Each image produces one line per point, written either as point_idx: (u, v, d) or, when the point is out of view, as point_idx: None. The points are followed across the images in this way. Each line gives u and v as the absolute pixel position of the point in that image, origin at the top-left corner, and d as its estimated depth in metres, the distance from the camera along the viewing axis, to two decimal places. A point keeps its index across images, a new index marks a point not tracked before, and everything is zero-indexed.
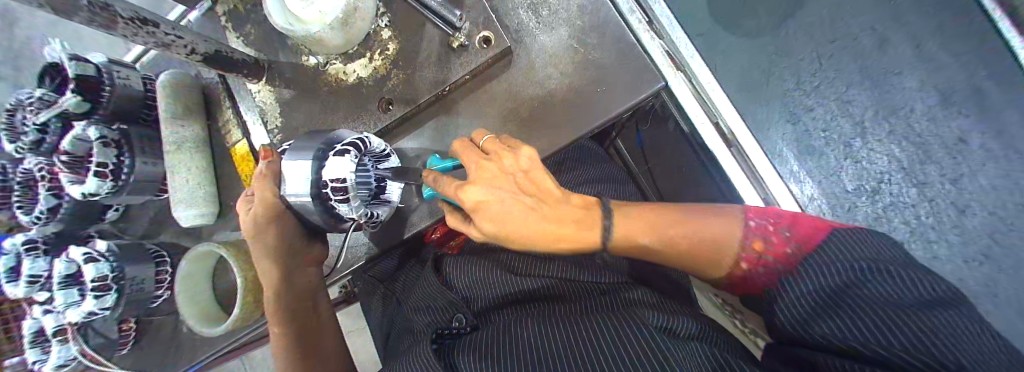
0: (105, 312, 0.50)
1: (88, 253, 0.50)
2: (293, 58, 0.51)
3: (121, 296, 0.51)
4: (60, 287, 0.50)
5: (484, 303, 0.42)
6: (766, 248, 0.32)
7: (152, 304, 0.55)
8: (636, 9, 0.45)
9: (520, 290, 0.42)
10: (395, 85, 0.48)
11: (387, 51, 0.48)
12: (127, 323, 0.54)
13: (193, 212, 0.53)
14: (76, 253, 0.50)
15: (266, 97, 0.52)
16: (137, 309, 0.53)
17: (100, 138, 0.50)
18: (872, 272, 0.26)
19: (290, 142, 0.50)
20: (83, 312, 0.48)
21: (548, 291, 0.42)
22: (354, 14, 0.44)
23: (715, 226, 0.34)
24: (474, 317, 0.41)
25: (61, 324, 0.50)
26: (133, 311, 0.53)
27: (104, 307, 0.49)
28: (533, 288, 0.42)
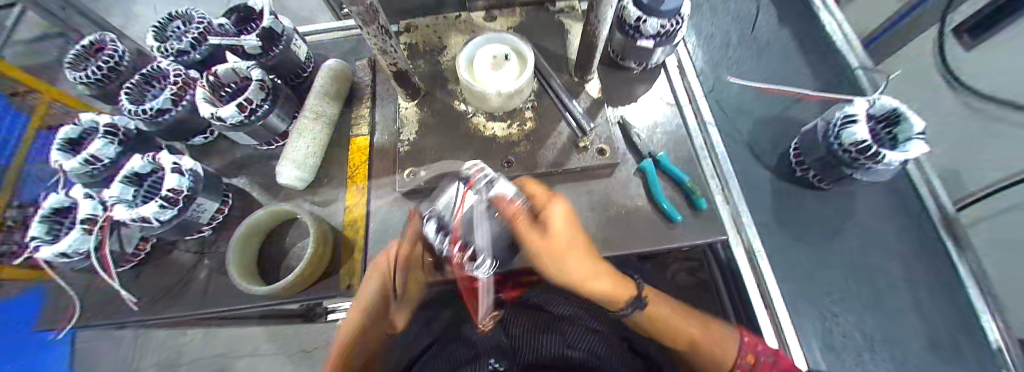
0: (154, 224, 0.48)
1: (177, 165, 0.50)
2: (447, 99, 0.63)
3: (176, 216, 0.49)
4: (122, 181, 0.50)
5: (529, 357, 0.42)
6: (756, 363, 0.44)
7: (187, 236, 0.55)
8: (715, 177, 0.59)
9: (565, 356, 0.42)
10: (520, 150, 0.59)
11: (525, 125, 0.61)
12: (143, 243, 0.56)
13: (297, 174, 0.56)
14: (164, 161, 0.50)
15: (409, 114, 0.62)
16: (175, 235, 0.53)
17: (260, 80, 0.56)
18: None
19: (417, 155, 0.59)
20: (137, 215, 0.46)
21: (593, 364, 0.42)
22: (518, 93, 0.58)
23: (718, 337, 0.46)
24: (519, 366, 0.41)
25: (94, 215, 0.49)
26: (171, 234, 0.53)
27: (161, 219, 0.48)
28: (578, 357, 0.42)
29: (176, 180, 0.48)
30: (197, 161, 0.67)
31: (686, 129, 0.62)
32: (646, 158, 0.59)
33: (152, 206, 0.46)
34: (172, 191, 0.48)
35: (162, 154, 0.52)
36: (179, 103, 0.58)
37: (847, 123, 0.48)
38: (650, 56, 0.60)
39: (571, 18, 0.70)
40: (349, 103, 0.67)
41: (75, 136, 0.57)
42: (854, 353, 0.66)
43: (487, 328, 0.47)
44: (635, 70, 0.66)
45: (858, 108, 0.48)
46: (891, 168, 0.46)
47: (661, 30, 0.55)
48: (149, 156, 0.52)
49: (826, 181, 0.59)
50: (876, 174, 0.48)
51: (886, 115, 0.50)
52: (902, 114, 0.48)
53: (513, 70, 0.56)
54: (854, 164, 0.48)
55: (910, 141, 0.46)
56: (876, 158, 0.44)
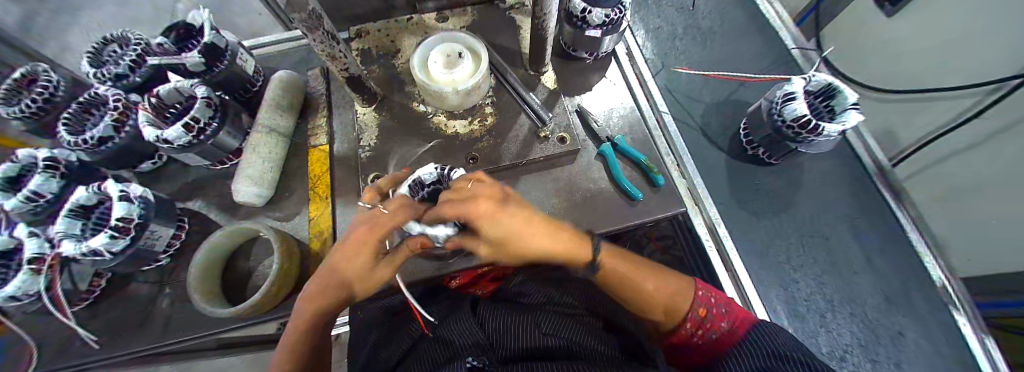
0: (106, 256, 0.45)
1: (125, 192, 0.48)
2: (406, 102, 0.63)
3: (129, 246, 0.47)
4: (66, 216, 0.47)
5: (506, 352, 0.42)
6: (707, 315, 0.41)
7: (143, 267, 0.53)
8: (671, 154, 0.62)
9: (541, 345, 0.42)
10: (483, 145, 0.60)
11: (485, 121, 0.62)
12: (99, 278, 0.53)
13: (255, 190, 0.55)
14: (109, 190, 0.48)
15: (368, 119, 0.62)
16: (130, 266, 0.51)
17: (206, 98, 0.54)
18: (754, 341, 0.36)
19: (380, 160, 0.58)
20: (86, 249, 0.44)
21: (569, 350, 0.41)
22: (475, 89, 0.59)
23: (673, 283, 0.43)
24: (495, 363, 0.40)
25: (42, 253, 0.46)
26: (124, 267, 0.50)
27: (113, 251, 0.45)
28: (553, 346, 0.42)
29: (125, 207, 0.46)
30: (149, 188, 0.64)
31: (640, 112, 0.65)
32: (605, 142, 0.60)
33: (101, 238, 0.44)
34: (121, 220, 0.46)
35: (107, 183, 0.49)
36: (122, 129, 0.55)
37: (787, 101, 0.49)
38: (598, 44, 0.62)
39: (522, 14, 0.71)
40: (306, 114, 0.66)
41: (15, 173, 0.54)
42: (816, 307, 0.70)
43: (463, 327, 0.46)
44: (587, 58, 0.68)
45: (796, 86, 0.50)
46: (831, 139, 0.47)
47: (604, 19, 0.57)
48: (94, 186, 0.50)
49: (776, 159, 0.60)
50: (820, 146, 0.49)
51: (823, 90, 0.52)
52: (837, 88, 0.50)
53: (466, 67, 0.57)
54: (797, 139, 0.49)
55: (847, 112, 0.47)
56: (818, 129, 0.46)
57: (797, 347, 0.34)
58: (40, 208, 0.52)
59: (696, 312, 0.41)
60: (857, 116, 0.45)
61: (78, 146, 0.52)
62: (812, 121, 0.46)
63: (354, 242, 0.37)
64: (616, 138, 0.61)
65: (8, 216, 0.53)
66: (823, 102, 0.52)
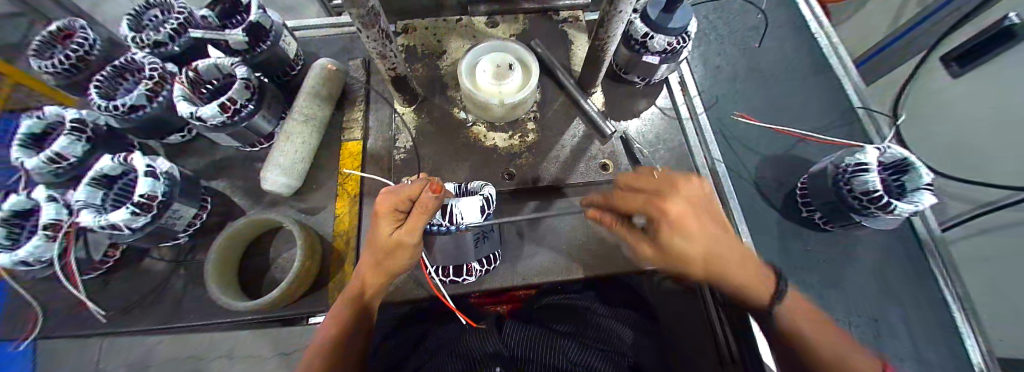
0: (125, 231, 0.43)
1: (151, 167, 0.46)
2: (446, 107, 0.61)
3: (148, 223, 0.45)
4: (88, 183, 0.45)
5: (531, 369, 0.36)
6: None
7: (160, 244, 0.51)
8: (717, 196, 0.58)
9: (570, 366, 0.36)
10: (522, 162, 0.57)
11: (527, 137, 0.59)
12: (114, 249, 0.51)
13: (284, 181, 0.53)
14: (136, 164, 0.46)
15: (407, 120, 0.59)
16: (148, 243, 0.49)
17: (246, 79, 0.52)
18: None
19: (414, 165, 0.56)
20: (104, 222, 0.42)
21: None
22: (522, 104, 0.56)
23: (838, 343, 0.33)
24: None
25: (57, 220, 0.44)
26: (142, 243, 0.49)
27: (132, 226, 0.43)
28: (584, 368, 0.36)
29: (149, 184, 0.44)
30: (173, 161, 0.63)
31: (686, 147, 0.62)
32: None
33: (122, 213, 0.42)
34: (145, 196, 0.44)
35: (134, 156, 0.47)
36: (155, 99, 0.53)
37: (858, 170, 0.48)
38: (654, 71, 0.59)
39: (575, 28, 0.68)
40: (342, 104, 0.64)
41: (39, 130, 0.52)
42: None
43: (483, 338, 0.41)
44: (637, 83, 0.64)
45: (869, 156, 0.48)
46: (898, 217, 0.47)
47: (666, 47, 0.54)
48: (120, 156, 0.48)
49: (832, 224, 0.58)
50: (885, 222, 0.50)
51: (896, 163, 0.50)
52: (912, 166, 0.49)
53: (516, 80, 0.54)
54: (862, 211, 0.49)
55: (919, 192, 0.46)
56: (888, 207, 0.45)
57: None
58: (62, 171, 0.50)
59: None
60: (930, 199, 0.45)
61: (109, 112, 0.50)
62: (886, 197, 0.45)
63: (377, 210, 0.38)
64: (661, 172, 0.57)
65: (30, 175, 0.51)
66: (892, 174, 0.51)
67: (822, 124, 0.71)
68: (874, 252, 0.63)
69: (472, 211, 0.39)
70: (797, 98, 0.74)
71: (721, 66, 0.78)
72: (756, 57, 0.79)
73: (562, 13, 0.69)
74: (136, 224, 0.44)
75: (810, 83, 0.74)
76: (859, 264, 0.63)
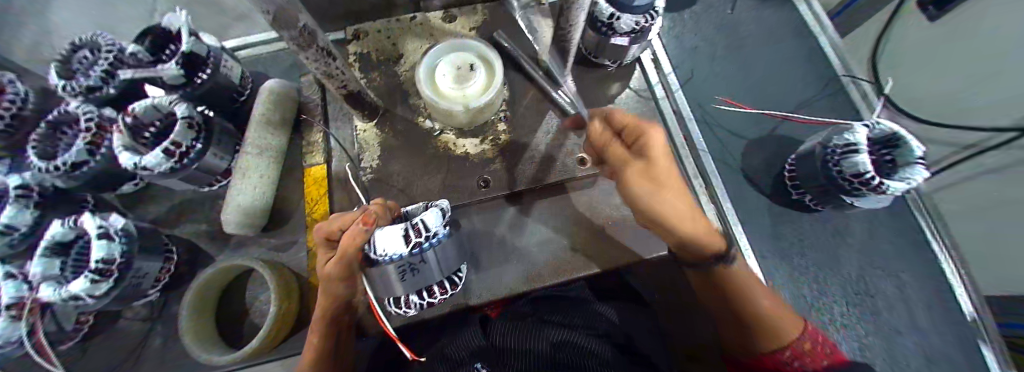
0: (89, 301, 0.41)
1: (104, 227, 0.43)
2: (409, 117, 0.57)
3: (113, 288, 0.42)
4: (42, 254, 0.42)
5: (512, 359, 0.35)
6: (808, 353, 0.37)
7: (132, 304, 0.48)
8: (700, 177, 0.57)
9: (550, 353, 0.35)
10: (497, 167, 0.55)
11: (499, 139, 0.56)
12: (86, 315, 0.49)
13: (245, 220, 0.50)
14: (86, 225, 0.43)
15: (369, 137, 0.56)
16: (118, 305, 0.47)
17: (188, 117, 0.48)
18: None
19: (385, 185, 0.53)
20: (65, 295, 0.39)
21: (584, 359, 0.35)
22: (488, 105, 0.53)
23: (767, 305, 0.40)
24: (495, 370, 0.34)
25: (20, 296, 0.42)
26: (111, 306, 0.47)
27: (95, 295, 0.40)
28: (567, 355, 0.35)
29: (104, 247, 0.41)
30: (133, 209, 0.59)
31: (666, 129, 0.59)
32: None
33: (80, 283, 0.39)
34: (103, 261, 0.41)
35: (84, 217, 0.44)
36: (96, 152, 0.50)
37: (848, 152, 0.47)
38: (624, 52, 0.56)
39: (538, 14, 0.63)
40: (300, 128, 0.60)
41: None
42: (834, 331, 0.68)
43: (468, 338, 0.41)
44: (609, 66, 0.61)
45: (859, 135, 0.47)
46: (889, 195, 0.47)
47: (634, 26, 0.50)
48: (69, 219, 0.45)
49: (825, 206, 0.57)
50: (876, 201, 0.49)
51: (888, 139, 0.50)
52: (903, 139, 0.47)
53: (478, 81, 0.51)
54: (854, 192, 0.48)
55: (914, 166, 0.46)
56: (881, 188, 0.45)
57: None
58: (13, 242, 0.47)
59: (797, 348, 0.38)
60: (924, 174, 0.45)
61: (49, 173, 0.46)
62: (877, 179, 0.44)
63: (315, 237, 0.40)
64: None
65: None
66: (887, 151, 0.50)
67: (804, 84, 0.69)
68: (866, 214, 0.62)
69: (393, 241, 0.34)
70: (777, 60, 0.71)
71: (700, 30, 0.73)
72: (733, 19, 0.75)
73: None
74: (98, 291, 0.41)
75: (787, 43, 0.72)
76: (848, 226, 0.62)
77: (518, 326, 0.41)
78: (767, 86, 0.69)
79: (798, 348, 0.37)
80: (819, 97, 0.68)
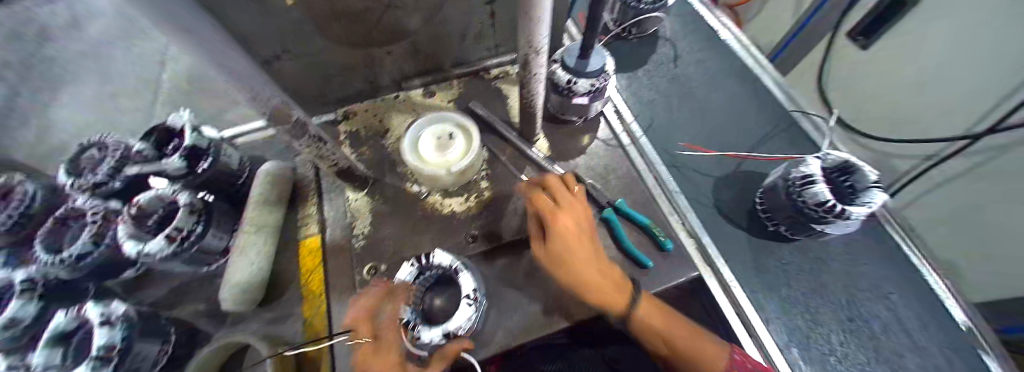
0: None
1: (107, 314, 0.45)
2: (398, 184, 0.61)
3: None
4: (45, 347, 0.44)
5: None
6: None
7: None
8: (673, 213, 0.60)
9: None
10: (483, 222, 0.58)
11: (482, 196, 0.60)
12: None
13: (240, 296, 0.51)
14: (91, 313, 0.45)
15: (360, 205, 0.60)
16: None
17: (189, 204, 0.53)
18: None
19: (376, 250, 0.56)
20: None
21: None
22: (470, 167, 0.58)
23: (708, 346, 0.44)
24: None
25: None
26: None
27: None
28: None
29: (106, 335, 0.44)
30: (130, 296, 0.60)
31: (636, 172, 0.64)
32: (606, 208, 0.58)
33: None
34: (104, 349, 0.43)
35: (88, 306, 0.46)
36: (102, 243, 0.54)
37: (808, 182, 0.52)
38: (587, 109, 0.63)
39: (509, 82, 0.71)
40: (296, 202, 0.64)
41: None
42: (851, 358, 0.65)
43: None
44: (576, 122, 0.67)
45: (813, 168, 0.53)
46: (856, 221, 0.49)
47: (590, 88, 0.58)
48: (73, 309, 0.47)
49: (798, 235, 0.59)
50: (845, 227, 0.51)
51: (841, 166, 0.55)
52: (856, 167, 0.53)
53: (458, 148, 0.57)
54: (822, 220, 0.51)
55: (871, 190, 0.50)
56: (844, 214, 0.48)
57: None
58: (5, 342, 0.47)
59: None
60: (882, 197, 0.49)
61: (56, 267, 0.51)
62: (837, 205, 0.48)
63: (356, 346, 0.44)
64: (616, 203, 0.59)
65: None
66: (843, 176, 0.55)
67: (755, 121, 0.76)
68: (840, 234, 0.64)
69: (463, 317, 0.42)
70: (728, 101, 0.79)
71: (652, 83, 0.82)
72: (684, 69, 0.84)
73: (493, 70, 0.72)
74: None
75: (733, 86, 0.80)
76: (827, 246, 0.64)
77: None
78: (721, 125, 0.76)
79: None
80: (769, 132, 0.75)
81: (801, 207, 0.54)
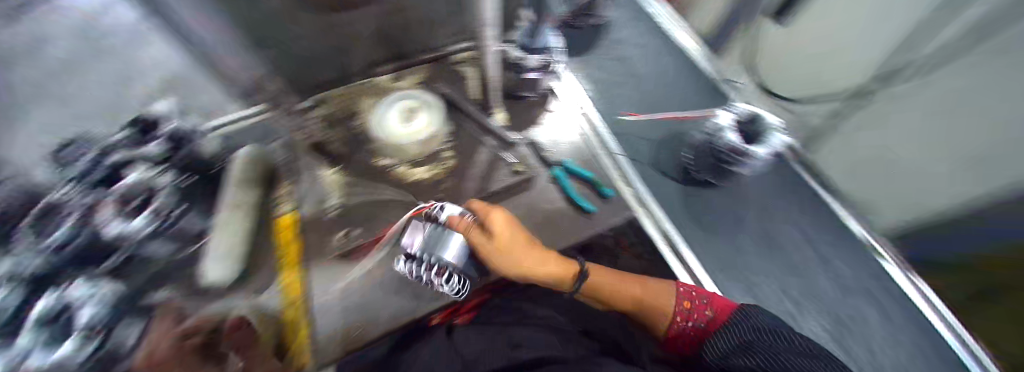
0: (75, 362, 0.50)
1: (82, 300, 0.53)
2: (369, 159, 0.67)
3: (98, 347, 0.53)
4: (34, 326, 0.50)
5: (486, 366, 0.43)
6: (691, 307, 0.58)
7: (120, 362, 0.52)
8: (617, 168, 0.67)
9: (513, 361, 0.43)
10: (446, 187, 0.65)
11: (445, 164, 0.66)
12: None
13: (225, 267, 0.57)
14: (67, 296, 0.53)
15: (333, 179, 0.66)
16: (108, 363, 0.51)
17: None
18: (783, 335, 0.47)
19: (350, 217, 0.62)
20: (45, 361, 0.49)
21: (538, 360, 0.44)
22: (432, 138, 0.65)
23: (658, 294, 0.60)
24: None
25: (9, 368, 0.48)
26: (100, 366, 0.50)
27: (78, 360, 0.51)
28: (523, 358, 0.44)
29: (91, 316, 0.53)
30: None
31: (585, 136, 0.71)
32: (555, 167, 0.66)
33: (71, 345, 0.51)
34: (89, 329, 0.52)
35: (70, 286, 0.54)
36: (82, 229, 0.56)
37: (720, 132, 0.59)
38: (538, 83, 0.70)
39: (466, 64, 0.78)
40: (272, 183, 0.68)
41: None
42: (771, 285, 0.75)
43: (441, 356, 0.46)
44: (532, 96, 0.73)
45: (722, 119, 0.60)
46: (760, 159, 0.57)
47: (540, 63, 0.66)
48: (56, 290, 0.53)
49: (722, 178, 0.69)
50: (753, 166, 0.59)
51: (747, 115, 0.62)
52: (757, 115, 0.60)
53: (419, 120, 0.63)
54: (734, 163, 0.59)
55: (769, 133, 0.57)
56: (748, 155, 0.56)
57: (771, 324, 0.49)
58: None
59: (683, 307, 0.58)
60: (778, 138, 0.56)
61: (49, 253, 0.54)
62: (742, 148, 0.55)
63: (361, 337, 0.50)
64: (564, 162, 0.66)
65: None
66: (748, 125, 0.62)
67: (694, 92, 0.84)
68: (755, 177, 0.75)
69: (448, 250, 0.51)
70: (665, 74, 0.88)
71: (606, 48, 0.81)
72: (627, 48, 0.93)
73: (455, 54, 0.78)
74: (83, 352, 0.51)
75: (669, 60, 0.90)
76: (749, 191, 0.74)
77: (482, 340, 0.48)
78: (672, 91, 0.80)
79: (684, 310, 0.58)
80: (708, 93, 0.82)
81: (714, 150, 0.62)
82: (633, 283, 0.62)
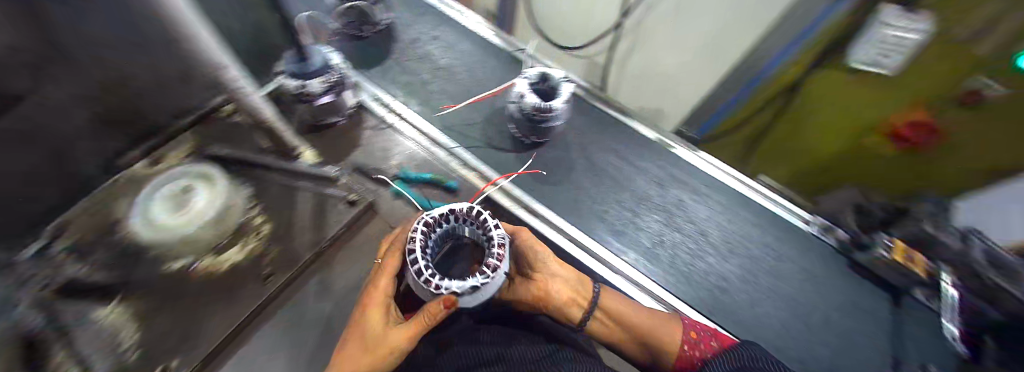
0: None
1: None
2: (154, 271, 0.51)
3: None
4: None
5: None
6: (698, 337, 0.52)
7: None
8: (454, 158, 0.67)
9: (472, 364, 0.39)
10: (274, 255, 0.55)
11: (262, 232, 0.56)
12: None
13: None
14: None
15: (118, 317, 0.48)
16: None
17: None
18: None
19: (156, 350, 0.48)
20: None
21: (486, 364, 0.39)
22: (228, 210, 0.53)
23: (663, 329, 0.53)
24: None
25: None
26: None
27: None
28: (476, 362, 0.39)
29: None
30: None
31: (411, 140, 0.68)
32: (394, 182, 0.62)
33: None
34: None
35: None
36: None
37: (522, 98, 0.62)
38: (337, 105, 0.64)
39: None
40: None
41: None
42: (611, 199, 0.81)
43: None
44: (339, 121, 0.67)
45: (520, 87, 0.62)
46: (562, 109, 0.62)
47: (327, 83, 0.57)
48: None
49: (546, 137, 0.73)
50: (561, 117, 0.64)
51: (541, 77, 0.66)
52: (547, 73, 0.65)
53: (203, 195, 0.50)
54: (544, 122, 0.63)
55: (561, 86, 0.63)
56: (549, 109, 0.60)
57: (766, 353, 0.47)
58: None
59: (691, 337, 0.52)
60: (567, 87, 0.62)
61: None
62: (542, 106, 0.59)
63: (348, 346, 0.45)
64: (400, 173, 0.62)
65: None
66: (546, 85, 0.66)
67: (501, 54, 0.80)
68: (587, 115, 0.73)
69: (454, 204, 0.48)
70: None
71: (396, 45, 0.79)
72: None
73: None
74: None
75: None
76: None
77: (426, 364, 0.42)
78: (479, 64, 0.78)
79: (692, 341, 0.52)
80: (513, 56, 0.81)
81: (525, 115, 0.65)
82: (630, 309, 0.55)
